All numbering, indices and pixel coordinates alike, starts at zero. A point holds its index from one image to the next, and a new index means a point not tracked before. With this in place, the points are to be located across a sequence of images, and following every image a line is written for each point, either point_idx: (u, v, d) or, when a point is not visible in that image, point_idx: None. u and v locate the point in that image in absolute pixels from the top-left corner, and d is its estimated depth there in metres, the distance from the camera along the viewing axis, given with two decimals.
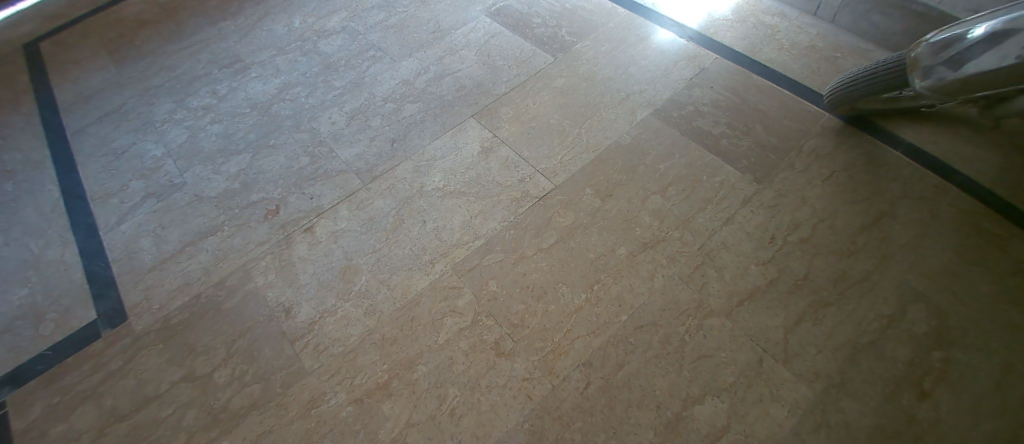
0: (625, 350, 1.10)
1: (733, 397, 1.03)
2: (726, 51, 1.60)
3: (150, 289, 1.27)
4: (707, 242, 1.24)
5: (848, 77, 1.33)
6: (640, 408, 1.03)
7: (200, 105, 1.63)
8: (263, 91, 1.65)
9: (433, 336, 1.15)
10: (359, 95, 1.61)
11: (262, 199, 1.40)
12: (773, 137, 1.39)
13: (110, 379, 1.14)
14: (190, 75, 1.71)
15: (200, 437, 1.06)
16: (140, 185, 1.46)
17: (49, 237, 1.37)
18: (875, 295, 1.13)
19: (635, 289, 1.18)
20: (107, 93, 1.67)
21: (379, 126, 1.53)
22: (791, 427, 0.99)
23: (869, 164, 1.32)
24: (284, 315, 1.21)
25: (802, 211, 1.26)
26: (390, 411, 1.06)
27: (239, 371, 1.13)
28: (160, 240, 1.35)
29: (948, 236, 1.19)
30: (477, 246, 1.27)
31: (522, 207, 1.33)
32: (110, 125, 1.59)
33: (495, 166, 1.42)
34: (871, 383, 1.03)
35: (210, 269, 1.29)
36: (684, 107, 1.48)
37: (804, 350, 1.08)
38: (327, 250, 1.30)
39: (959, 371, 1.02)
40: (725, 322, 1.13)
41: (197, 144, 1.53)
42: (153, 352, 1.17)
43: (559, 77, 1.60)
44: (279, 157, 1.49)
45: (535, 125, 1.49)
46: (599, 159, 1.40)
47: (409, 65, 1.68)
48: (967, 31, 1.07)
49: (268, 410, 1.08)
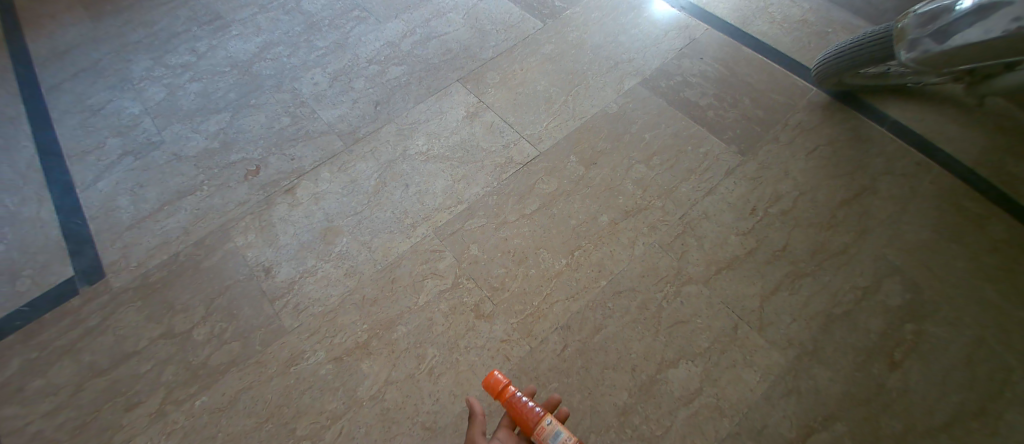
0: (603, 315, 1.12)
1: (707, 362, 1.05)
2: (717, 21, 1.58)
3: (128, 247, 1.25)
4: (689, 211, 1.24)
5: (836, 49, 1.32)
6: (616, 371, 1.05)
7: (179, 63, 1.58)
8: (244, 49, 1.61)
9: (414, 298, 1.15)
10: (343, 56, 1.58)
11: (241, 160, 1.38)
12: (759, 110, 1.39)
13: (88, 335, 1.13)
14: (169, 31, 1.66)
15: (180, 392, 1.07)
16: (118, 142, 1.43)
17: (24, 194, 1.34)
18: (852, 267, 1.15)
19: (616, 256, 1.19)
20: (83, 48, 1.62)
21: (363, 88, 1.50)
22: (762, 392, 1.02)
23: (853, 139, 1.33)
24: (263, 274, 1.21)
25: (785, 183, 1.27)
26: (369, 369, 1.07)
27: (218, 329, 1.14)
28: (138, 198, 1.33)
29: (926, 213, 1.20)
30: (459, 211, 1.27)
31: (506, 173, 1.33)
32: (87, 81, 1.55)
33: (480, 131, 1.41)
34: (843, 352, 1.05)
35: (189, 227, 1.28)
36: (672, 78, 1.47)
37: (779, 318, 1.10)
38: (307, 212, 1.29)
39: (929, 343, 1.05)
40: (703, 289, 1.14)
41: (176, 102, 1.50)
42: (132, 309, 1.17)
43: (547, 43, 1.57)
44: (260, 117, 1.46)
45: (522, 91, 1.48)
46: (585, 126, 1.39)
47: (394, 27, 1.64)
48: (955, 1, 1.04)
49: (247, 367, 1.09)
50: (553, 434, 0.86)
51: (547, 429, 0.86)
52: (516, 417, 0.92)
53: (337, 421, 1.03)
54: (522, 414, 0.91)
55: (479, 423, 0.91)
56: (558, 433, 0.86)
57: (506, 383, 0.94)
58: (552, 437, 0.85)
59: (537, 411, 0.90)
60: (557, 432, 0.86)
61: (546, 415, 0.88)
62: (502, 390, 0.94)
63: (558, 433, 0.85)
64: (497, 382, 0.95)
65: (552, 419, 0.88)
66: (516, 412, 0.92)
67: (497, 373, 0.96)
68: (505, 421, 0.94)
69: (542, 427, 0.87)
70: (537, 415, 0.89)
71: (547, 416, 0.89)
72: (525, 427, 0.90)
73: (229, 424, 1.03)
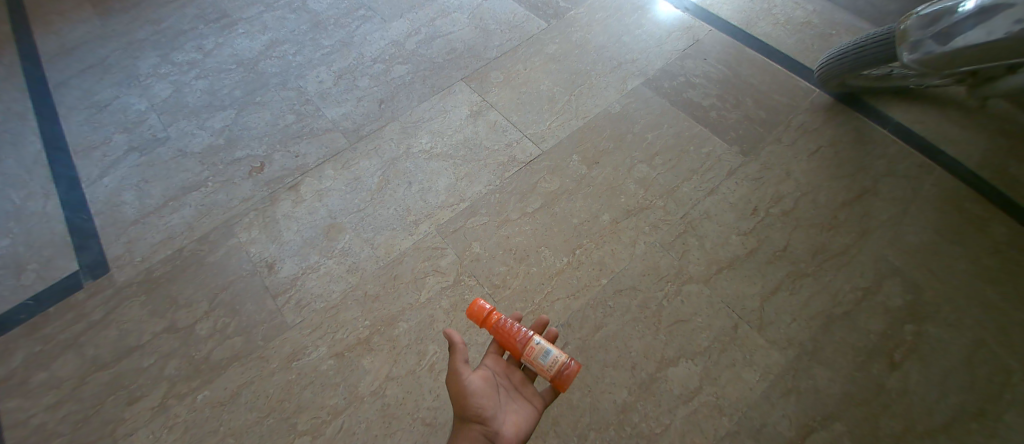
0: (603, 313, 1.12)
1: (707, 361, 1.06)
2: (721, 23, 1.58)
3: (133, 242, 1.26)
4: (691, 211, 1.25)
5: (838, 51, 1.32)
6: (616, 369, 1.06)
7: (185, 60, 1.60)
8: (250, 47, 1.62)
9: (416, 294, 1.16)
10: (348, 55, 1.59)
11: (246, 156, 1.39)
12: (762, 111, 1.39)
13: (92, 329, 1.14)
14: (176, 29, 1.68)
15: (182, 386, 1.07)
16: (124, 138, 1.44)
17: (30, 189, 1.35)
18: (852, 268, 1.15)
19: (617, 255, 1.19)
20: (91, 45, 1.64)
21: (368, 87, 1.51)
22: (761, 391, 1.02)
23: (855, 140, 1.33)
24: (266, 270, 1.21)
25: (786, 184, 1.27)
26: (370, 365, 1.08)
27: (221, 324, 1.15)
28: (143, 194, 1.34)
29: (928, 214, 1.20)
30: (462, 209, 1.28)
31: (508, 171, 1.33)
32: (94, 77, 1.56)
33: (483, 130, 1.41)
34: (843, 352, 1.05)
35: (194, 223, 1.29)
36: (675, 78, 1.47)
37: (779, 318, 1.10)
38: (311, 208, 1.30)
39: (930, 345, 1.05)
40: (704, 288, 1.14)
41: (182, 99, 1.51)
42: (136, 303, 1.18)
43: (551, 43, 1.58)
44: (265, 114, 1.47)
45: (525, 91, 1.48)
46: (587, 126, 1.40)
47: (399, 26, 1.65)
48: (957, 4, 1.05)
49: (249, 362, 1.10)
50: (544, 351, 0.91)
51: (536, 348, 0.91)
52: (504, 341, 0.95)
53: (338, 416, 1.03)
54: (510, 337, 0.94)
55: (460, 353, 0.88)
56: (548, 351, 0.91)
57: (490, 310, 0.97)
58: (543, 354, 0.90)
59: (525, 332, 0.94)
60: (548, 351, 0.91)
61: (535, 336, 0.93)
62: (487, 315, 0.97)
63: (549, 351, 0.91)
64: (480, 307, 0.98)
65: (541, 339, 0.92)
66: (503, 335, 0.95)
67: (481, 301, 0.99)
68: (491, 346, 0.97)
69: (531, 346, 0.91)
70: (526, 335, 0.93)
71: (535, 336, 0.93)
72: (514, 349, 0.94)
73: (230, 418, 1.04)
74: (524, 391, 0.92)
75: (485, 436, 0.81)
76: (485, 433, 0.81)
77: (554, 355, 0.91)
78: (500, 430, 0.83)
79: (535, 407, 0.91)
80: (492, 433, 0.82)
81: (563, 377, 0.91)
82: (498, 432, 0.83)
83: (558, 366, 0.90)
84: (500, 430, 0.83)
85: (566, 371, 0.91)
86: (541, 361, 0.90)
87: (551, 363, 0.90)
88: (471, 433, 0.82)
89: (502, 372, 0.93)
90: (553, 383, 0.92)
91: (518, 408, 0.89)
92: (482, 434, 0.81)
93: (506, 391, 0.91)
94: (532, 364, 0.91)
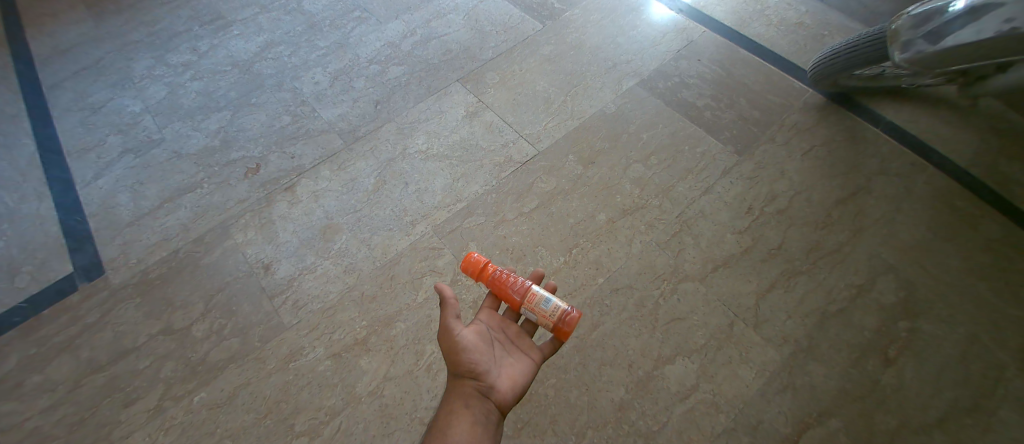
0: (600, 312, 1.13)
1: (703, 358, 1.06)
2: (714, 24, 1.60)
3: (128, 244, 1.26)
4: (686, 210, 1.25)
5: (831, 50, 1.34)
6: (613, 367, 1.06)
7: (180, 62, 1.59)
8: (245, 49, 1.62)
9: (413, 295, 1.16)
10: (344, 56, 1.59)
11: (242, 157, 1.39)
12: (756, 111, 1.40)
13: (87, 332, 1.14)
14: (170, 31, 1.67)
15: (179, 388, 1.07)
16: (119, 140, 1.44)
17: (24, 191, 1.35)
18: (846, 266, 1.16)
19: (613, 254, 1.20)
20: (84, 47, 1.63)
21: (364, 88, 1.51)
22: (758, 388, 1.03)
23: (848, 139, 1.34)
24: (263, 271, 1.21)
25: (780, 183, 1.28)
26: (368, 365, 1.08)
27: (217, 325, 1.14)
28: (138, 195, 1.34)
29: (920, 212, 1.22)
30: (458, 209, 1.28)
31: (504, 172, 1.34)
32: (88, 79, 1.56)
33: (480, 130, 1.42)
34: (838, 348, 1.06)
35: (189, 225, 1.29)
36: (669, 79, 1.48)
37: (775, 315, 1.11)
38: (307, 209, 1.30)
39: (923, 341, 1.06)
40: (700, 287, 1.15)
41: (177, 101, 1.51)
42: (132, 305, 1.17)
43: (546, 44, 1.59)
44: (261, 115, 1.47)
45: (521, 91, 1.49)
46: (583, 126, 1.41)
47: (395, 27, 1.65)
48: (948, 3, 1.06)
49: (245, 363, 1.09)
50: (544, 299, 0.92)
51: (536, 295, 0.93)
52: (502, 293, 0.96)
53: (335, 416, 1.03)
54: (508, 289, 0.96)
55: (451, 308, 0.87)
56: (549, 299, 0.92)
57: (486, 261, 1.00)
58: (546, 301, 0.92)
59: (524, 282, 0.95)
60: (548, 299, 0.92)
61: (534, 286, 0.94)
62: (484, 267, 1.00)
63: (550, 298, 0.92)
64: (477, 259, 1.00)
65: (540, 289, 0.94)
66: (501, 286, 0.97)
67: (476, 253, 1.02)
68: (487, 301, 0.98)
69: (534, 295, 0.93)
70: (524, 284, 0.95)
71: (535, 285, 0.95)
72: (512, 301, 0.95)
73: (227, 420, 1.04)
74: (521, 344, 0.92)
75: (479, 391, 0.81)
76: (479, 388, 0.81)
77: (555, 303, 0.92)
78: (496, 384, 0.83)
79: (532, 360, 0.91)
80: (486, 387, 0.82)
81: (565, 326, 0.91)
82: (493, 386, 0.83)
83: (561, 312, 0.91)
84: (495, 385, 0.83)
85: (567, 319, 0.91)
86: (541, 308, 0.92)
87: (553, 310, 0.91)
88: (465, 388, 0.82)
89: (497, 326, 0.94)
90: (555, 331, 0.92)
91: (514, 361, 0.89)
92: (476, 389, 0.81)
93: (502, 345, 0.91)
94: (533, 312, 0.93)
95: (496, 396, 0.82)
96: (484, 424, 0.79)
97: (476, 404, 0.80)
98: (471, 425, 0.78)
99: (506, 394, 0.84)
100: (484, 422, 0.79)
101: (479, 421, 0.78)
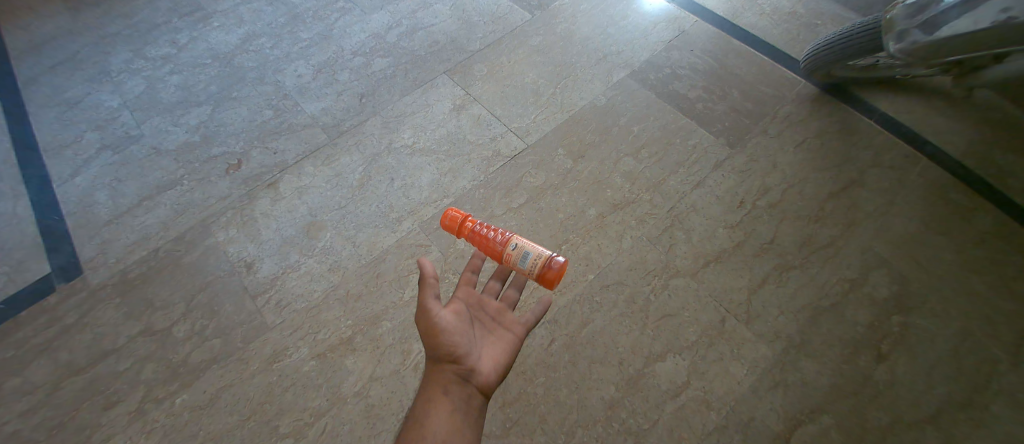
0: (590, 309, 1.11)
1: (695, 355, 1.05)
2: (706, 13, 1.56)
3: (106, 244, 1.22)
4: (677, 204, 1.23)
5: (824, 40, 1.31)
6: (603, 365, 1.05)
7: (159, 54, 1.55)
8: (226, 41, 1.58)
9: (399, 292, 1.14)
10: (328, 48, 1.55)
11: (223, 153, 1.36)
12: (748, 102, 1.38)
13: (64, 334, 1.11)
14: (149, 23, 1.62)
15: (159, 390, 1.05)
16: (96, 136, 1.40)
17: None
18: (839, 260, 1.14)
19: (603, 249, 1.18)
20: (61, 40, 1.58)
21: (348, 81, 1.48)
22: (749, 385, 1.02)
23: (841, 131, 1.32)
24: (245, 270, 1.19)
25: (772, 176, 1.26)
26: (353, 366, 1.06)
27: (199, 326, 1.12)
28: (117, 193, 1.30)
29: (914, 205, 1.20)
30: (445, 205, 1.25)
31: (493, 166, 1.31)
32: (64, 74, 1.51)
33: (467, 124, 1.39)
34: (831, 344, 1.05)
35: (169, 223, 1.25)
36: (661, 70, 1.46)
37: (766, 311, 1.09)
38: (291, 206, 1.27)
39: (916, 336, 1.05)
40: (691, 282, 1.13)
41: (156, 95, 1.47)
42: (110, 306, 1.14)
43: (535, 35, 1.55)
44: (242, 110, 1.43)
45: (509, 84, 1.46)
46: (573, 119, 1.38)
47: (380, 18, 1.61)
48: None
49: (228, 365, 1.07)
50: (522, 256, 0.95)
51: (516, 253, 0.96)
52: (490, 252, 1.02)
53: (320, 419, 1.01)
54: (493, 246, 1.02)
55: (431, 287, 0.83)
56: (527, 253, 0.95)
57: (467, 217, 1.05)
58: (523, 258, 0.95)
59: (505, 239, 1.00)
60: (525, 253, 0.95)
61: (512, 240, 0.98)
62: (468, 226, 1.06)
63: (527, 253, 0.95)
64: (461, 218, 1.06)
65: (517, 244, 0.97)
66: (486, 244, 1.03)
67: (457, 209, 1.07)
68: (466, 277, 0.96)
69: (511, 254, 0.97)
70: (505, 240, 1.00)
71: (514, 240, 0.98)
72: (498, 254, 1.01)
73: (210, 423, 1.01)
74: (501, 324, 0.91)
75: (458, 376, 0.79)
76: (458, 373, 0.79)
77: (532, 255, 0.95)
78: (476, 367, 0.81)
79: (511, 339, 0.89)
80: (467, 372, 0.80)
81: (550, 270, 0.95)
82: (474, 370, 0.81)
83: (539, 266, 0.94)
84: (474, 368, 0.81)
85: (549, 267, 0.94)
86: (524, 265, 0.95)
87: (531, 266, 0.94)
88: (445, 373, 0.80)
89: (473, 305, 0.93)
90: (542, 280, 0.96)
91: (493, 343, 0.87)
92: (456, 374, 0.79)
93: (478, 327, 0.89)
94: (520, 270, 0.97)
95: (476, 380, 0.80)
96: (466, 409, 0.77)
97: (455, 391, 0.78)
98: (451, 413, 0.76)
99: (487, 376, 0.82)
100: (465, 408, 0.77)
101: (459, 407, 0.77)
